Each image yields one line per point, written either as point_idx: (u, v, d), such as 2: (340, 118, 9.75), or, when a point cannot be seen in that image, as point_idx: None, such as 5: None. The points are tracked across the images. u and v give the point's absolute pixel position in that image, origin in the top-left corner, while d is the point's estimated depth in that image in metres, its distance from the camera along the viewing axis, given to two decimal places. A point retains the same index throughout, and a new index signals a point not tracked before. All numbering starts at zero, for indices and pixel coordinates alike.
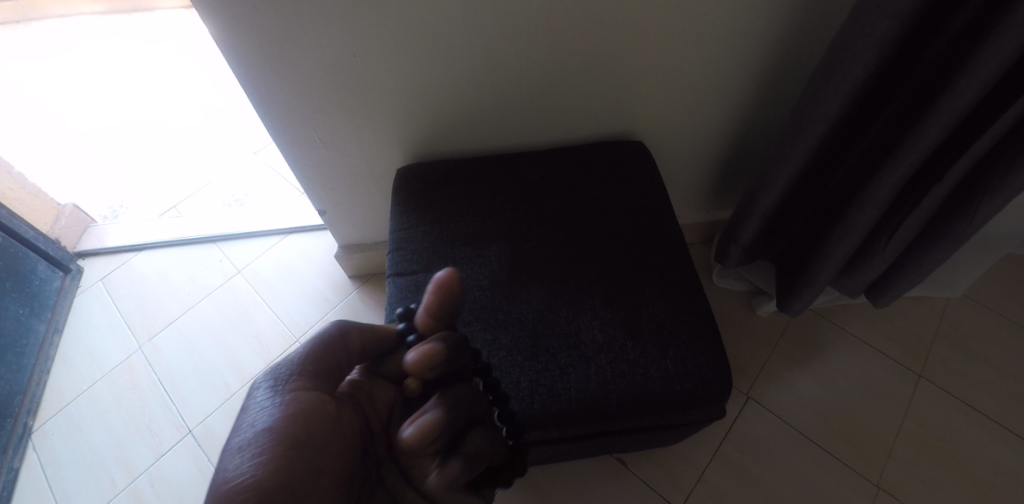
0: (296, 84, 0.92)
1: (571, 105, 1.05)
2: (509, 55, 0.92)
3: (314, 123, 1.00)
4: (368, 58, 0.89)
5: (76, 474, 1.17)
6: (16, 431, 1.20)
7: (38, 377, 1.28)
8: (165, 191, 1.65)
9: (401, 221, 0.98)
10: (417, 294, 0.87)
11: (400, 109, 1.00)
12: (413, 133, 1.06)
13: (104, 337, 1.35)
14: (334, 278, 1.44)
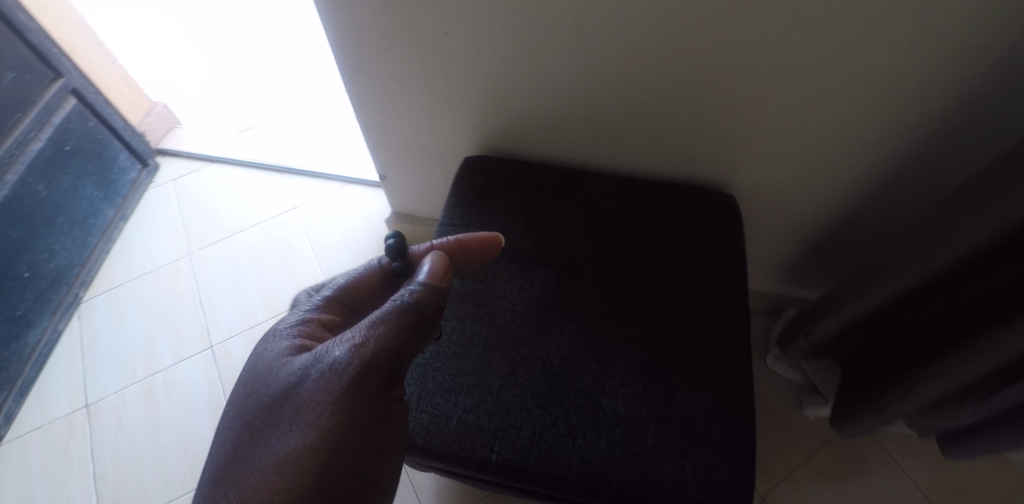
0: (381, 50, 0.88)
1: (661, 140, 0.94)
2: (608, 74, 0.83)
3: (391, 91, 0.97)
4: (459, 40, 0.83)
5: (106, 354, 1.25)
6: (66, 299, 1.29)
7: (98, 255, 1.37)
8: (251, 111, 1.70)
9: (453, 214, 0.93)
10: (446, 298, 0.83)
11: (483, 102, 0.95)
12: (488, 126, 1.00)
13: (162, 234, 1.42)
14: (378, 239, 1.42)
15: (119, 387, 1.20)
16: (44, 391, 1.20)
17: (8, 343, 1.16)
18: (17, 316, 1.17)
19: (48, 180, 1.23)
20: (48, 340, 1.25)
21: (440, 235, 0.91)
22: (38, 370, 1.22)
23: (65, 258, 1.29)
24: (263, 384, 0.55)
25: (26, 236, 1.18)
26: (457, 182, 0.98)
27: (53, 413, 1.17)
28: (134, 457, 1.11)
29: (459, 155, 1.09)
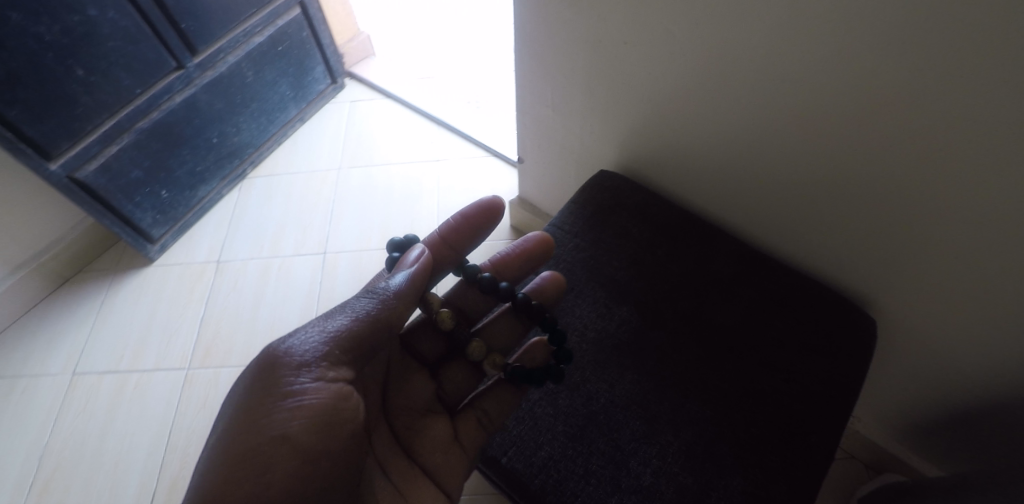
0: (553, 39, 0.91)
1: (816, 226, 0.82)
2: (767, 134, 0.76)
3: (551, 83, 0.99)
4: (626, 49, 0.82)
5: (246, 226, 1.46)
6: (236, 171, 1.53)
7: (271, 143, 1.59)
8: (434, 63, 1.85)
9: (566, 219, 0.93)
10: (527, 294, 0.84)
11: (635, 123, 0.93)
12: (633, 144, 0.97)
13: (324, 144, 1.62)
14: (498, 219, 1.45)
15: (245, 257, 1.41)
16: (194, 236, 1.45)
17: (183, 190, 1.40)
18: (197, 171, 1.41)
19: (257, 70, 1.45)
20: (211, 199, 1.49)
21: (547, 233, 0.92)
22: (196, 219, 1.47)
23: (246, 137, 1.51)
24: (240, 414, 0.54)
25: (226, 110, 1.42)
26: (582, 190, 0.98)
27: (192, 258, 1.40)
28: (234, 319, 1.30)
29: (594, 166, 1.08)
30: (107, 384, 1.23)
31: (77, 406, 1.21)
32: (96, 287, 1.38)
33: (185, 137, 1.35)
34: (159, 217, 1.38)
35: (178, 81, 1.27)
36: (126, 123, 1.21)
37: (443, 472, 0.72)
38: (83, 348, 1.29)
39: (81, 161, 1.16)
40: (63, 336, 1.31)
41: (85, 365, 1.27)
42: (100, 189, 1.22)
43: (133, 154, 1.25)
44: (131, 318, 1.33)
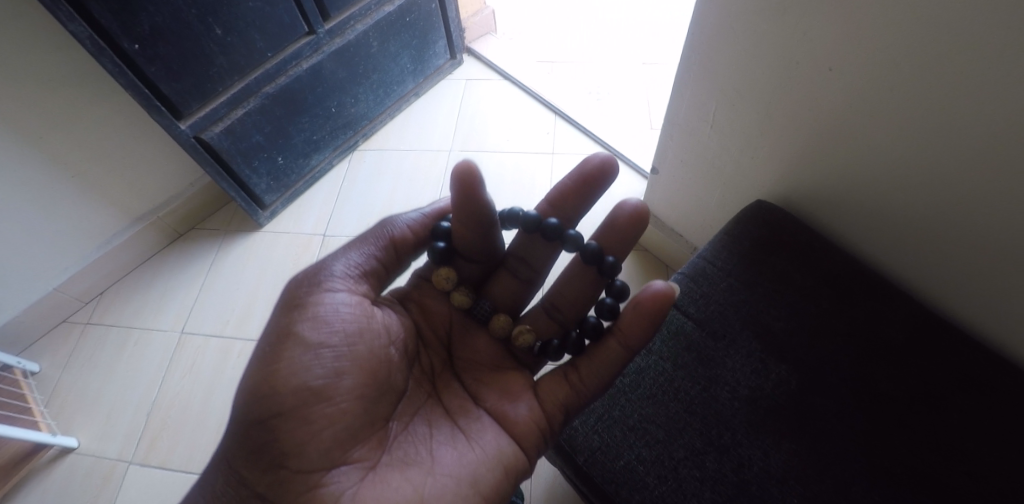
0: (733, 52, 0.81)
1: (1012, 315, 0.69)
2: (984, 198, 0.62)
3: (711, 96, 0.90)
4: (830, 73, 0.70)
5: (354, 200, 1.51)
6: (348, 142, 1.57)
7: (384, 117, 1.63)
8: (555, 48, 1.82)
9: (715, 254, 0.84)
10: (671, 336, 0.76)
11: (800, 158, 0.82)
12: (790, 178, 0.86)
13: (436, 122, 1.65)
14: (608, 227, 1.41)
15: (351, 232, 1.45)
16: (303, 205, 1.51)
17: (298, 159, 1.44)
18: (313, 140, 1.44)
19: (382, 40, 1.43)
20: (322, 170, 1.54)
21: (693, 267, 0.83)
22: (305, 188, 1.52)
23: (363, 108, 1.53)
24: (291, 296, 0.69)
25: (347, 79, 1.42)
26: (733, 223, 0.88)
27: (301, 229, 1.46)
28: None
29: (737, 193, 0.97)
30: (212, 347, 1.31)
31: (183, 366, 1.29)
32: (206, 247, 1.45)
33: (307, 104, 1.36)
34: (273, 185, 1.43)
35: (308, 47, 1.26)
36: (254, 87, 1.20)
37: (515, 421, 0.69)
38: (191, 306, 1.37)
39: (208, 122, 1.17)
40: (174, 294, 1.39)
41: (193, 325, 1.34)
42: (223, 151, 1.24)
43: (256, 120, 1.26)
44: (238, 284, 1.40)
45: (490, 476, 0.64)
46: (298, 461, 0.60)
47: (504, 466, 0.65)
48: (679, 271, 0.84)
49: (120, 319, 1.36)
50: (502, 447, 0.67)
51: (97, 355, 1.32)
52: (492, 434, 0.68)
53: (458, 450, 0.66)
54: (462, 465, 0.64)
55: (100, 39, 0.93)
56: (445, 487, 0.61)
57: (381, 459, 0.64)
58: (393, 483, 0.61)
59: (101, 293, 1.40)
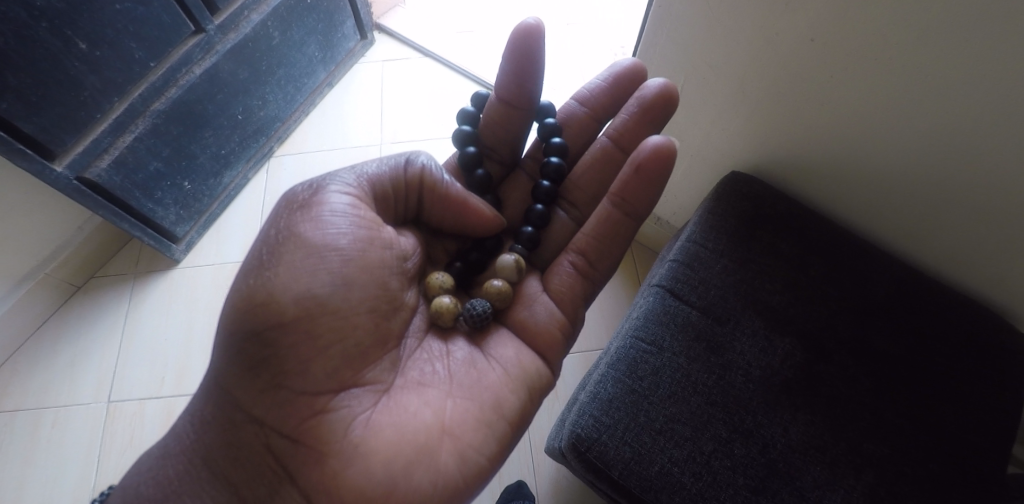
0: (690, 25, 0.80)
1: (971, 248, 0.75)
2: (940, 147, 0.67)
3: (671, 70, 0.89)
4: (791, 45, 0.71)
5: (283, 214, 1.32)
6: (262, 150, 1.38)
7: (298, 115, 1.45)
8: (474, 16, 1.69)
9: (705, 235, 0.82)
10: (680, 327, 0.75)
11: (763, 125, 0.83)
12: (760, 145, 0.87)
13: (359, 113, 1.48)
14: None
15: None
16: (223, 229, 1.32)
17: (209, 178, 1.25)
18: (222, 155, 1.25)
19: (284, 29, 1.24)
20: (237, 185, 1.35)
21: (685, 250, 0.81)
22: (222, 209, 1.33)
23: (273, 110, 1.35)
24: (289, 208, 0.59)
25: (251, 80, 1.23)
26: (714, 199, 0.87)
27: (228, 257, 1.27)
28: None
29: (702, 162, 0.98)
30: (151, 411, 1.10)
31: (120, 440, 1.07)
32: (115, 297, 1.23)
33: (207, 116, 1.16)
34: (184, 213, 1.23)
35: (197, 49, 1.06)
36: (139, 105, 1.01)
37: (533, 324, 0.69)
38: (116, 367, 1.16)
39: (91, 158, 0.97)
40: (88, 357, 1.16)
41: (120, 391, 1.13)
42: (115, 188, 1.03)
43: (150, 144, 1.06)
44: (167, 333, 1.20)
45: (514, 399, 0.61)
46: (305, 383, 0.54)
47: (528, 386, 0.64)
48: (672, 256, 0.82)
49: (25, 401, 1.11)
50: (525, 362, 0.66)
51: (8, 447, 1.07)
52: (514, 350, 0.67)
53: (475, 370, 0.63)
54: (479, 381, 0.62)
55: None
56: (467, 414, 0.58)
57: (396, 379, 0.60)
58: (409, 407, 0.57)
59: None
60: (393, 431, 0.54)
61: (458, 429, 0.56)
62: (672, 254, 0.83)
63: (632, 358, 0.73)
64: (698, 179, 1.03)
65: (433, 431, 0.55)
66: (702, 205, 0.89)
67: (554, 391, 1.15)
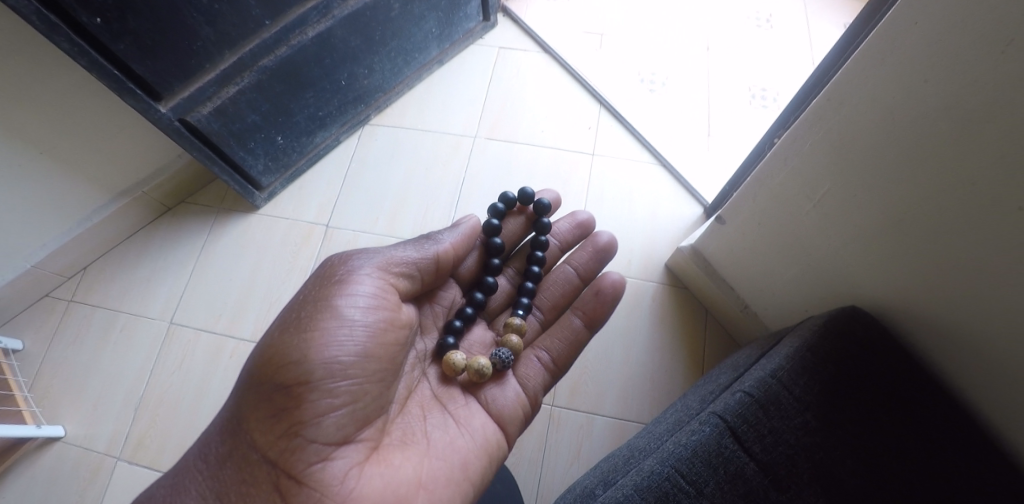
0: (849, 136, 0.66)
1: None
2: None
3: (798, 170, 0.75)
4: (982, 204, 0.55)
5: (365, 186, 1.37)
6: (358, 117, 1.41)
7: (401, 88, 1.45)
8: (608, 17, 1.55)
9: (792, 375, 0.69)
10: (727, 475, 0.64)
11: (894, 273, 0.69)
12: (891, 291, 0.71)
13: (462, 99, 1.46)
14: (653, 249, 1.29)
15: (358, 227, 1.32)
16: (304, 186, 1.37)
17: (302, 137, 1.29)
18: (318, 116, 1.27)
19: (405, 2, 1.21)
20: (327, 146, 1.39)
21: (763, 386, 0.68)
22: (308, 167, 1.38)
23: (376, 80, 1.35)
24: (334, 271, 0.70)
25: (361, 48, 1.22)
26: (818, 332, 0.72)
27: (303, 215, 1.33)
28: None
29: (803, 276, 0.85)
30: (203, 342, 1.17)
31: (172, 361, 1.15)
32: (197, 226, 1.31)
33: (312, 79, 1.18)
34: (272, 165, 1.28)
35: (314, 12, 1.05)
36: (249, 61, 1.02)
37: (503, 404, 0.82)
38: (183, 293, 1.23)
39: (194, 106, 1.00)
40: (162, 277, 1.25)
41: (182, 316, 1.20)
42: (212, 134, 1.07)
43: (252, 99, 1.09)
44: (233, 273, 1.26)
45: (477, 465, 0.73)
46: (314, 433, 0.61)
47: (489, 456, 0.76)
48: (744, 386, 0.70)
49: (107, 300, 1.22)
50: (489, 434, 0.78)
51: (83, 337, 1.18)
52: (482, 421, 0.79)
53: (449, 434, 0.74)
54: (453, 447, 0.73)
55: (52, 15, 0.76)
56: (438, 473, 0.68)
57: (381, 440, 0.68)
58: (394, 461, 0.66)
59: (84, 268, 1.25)
60: (381, 483, 0.63)
61: (432, 484, 0.66)
62: (744, 382, 0.71)
63: (662, 492, 0.64)
64: (797, 290, 0.88)
65: (412, 484, 0.65)
66: (800, 332, 0.75)
67: (578, 449, 1.08)
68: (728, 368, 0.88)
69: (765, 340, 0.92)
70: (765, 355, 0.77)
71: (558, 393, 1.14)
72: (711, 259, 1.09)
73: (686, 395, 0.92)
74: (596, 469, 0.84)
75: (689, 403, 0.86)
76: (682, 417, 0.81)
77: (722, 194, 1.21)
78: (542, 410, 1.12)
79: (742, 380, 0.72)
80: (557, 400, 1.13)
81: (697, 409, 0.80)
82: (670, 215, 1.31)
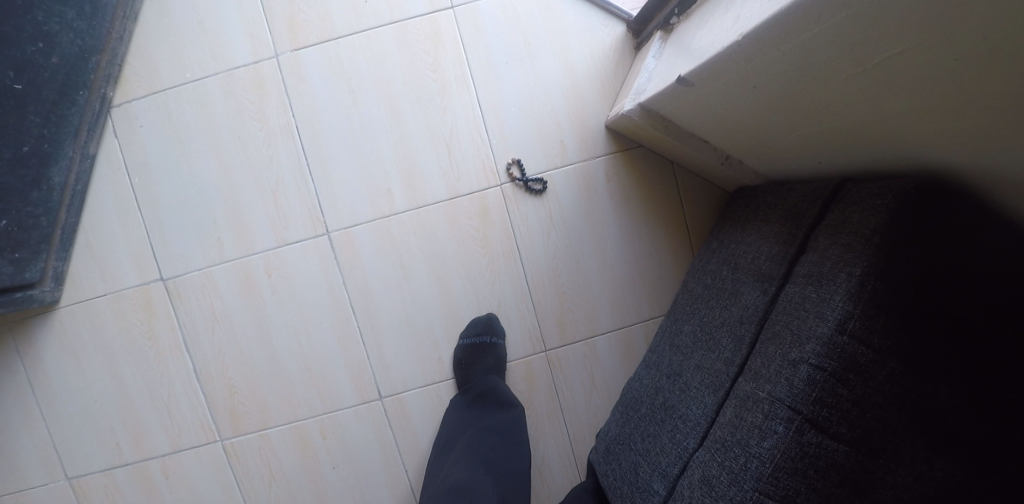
0: (1022, 10, 0.33)
1: None
2: None
3: (855, 38, 0.43)
4: None
5: (174, 203, 0.94)
6: (92, 105, 0.87)
7: (122, 25, 0.87)
8: None
9: (862, 318, 0.55)
10: (819, 471, 0.55)
11: (978, 132, 0.46)
12: (964, 145, 0.49)
13: (226, 2, 0.90)
14: (584, 110, 0.94)
15: (203, 263, 0.95)
16: (93, 240, 0.95)
17: (30, 194, 0.80)
18: (28, 155, 0.77)
19: None
20: (80, 173, 0.90)
21: (833, 352, 0.56)
22: (78, 215, 0.93)
23: (72, 44, 0.79)
24: None
25: None
26: (881, 246, 0.55)
27: (123, 281, 0.96)
28: (245, 369, 0.97)
29: (831, 143, 0.61)
30: (124, 479, 0.98)
31: None
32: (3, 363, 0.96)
33: None
34: (22, 254, 0.83)
35: None
36: None
37: None
38: (55, 442, 0.97)
39: None
40: (14, 438, 0.97)
41: (77, 466, 0.97)
42: None
43: None
44: (95, 390, 0.98)
45: None
46: None
47: None
48: (807, 355, 0.57)
49: None
50: None
51: None
52: None
53: None
54: None
55: None
56: None
57: None
58: None
59: None
60: None
61: None
62: (800, 346, 0.58)
63: None
64: (807, 146, 0.65)
65: None
66: (854, 241, 0.58)
67: (590, 379, 0.97)
68: (748, 275, 0.73)
69: (777, 217, 0.73)
70: (809, 278, 0.62)
71: (545, 333, 0.97)
72: (672, 117, 0.78)
73: (708, 314, 0.78)
74: (648, 452, 0.74)
75: (720, 337, 0.73)
76: (724, 367, 0.70)
77: (652, 4, 0.83)
78: (537, 360, 0.97)
79: (797, 335, 0.60)
80: (546, 342, 0.97)
81: (739, 356, 0.68)
82: (586, 52, 0.93)
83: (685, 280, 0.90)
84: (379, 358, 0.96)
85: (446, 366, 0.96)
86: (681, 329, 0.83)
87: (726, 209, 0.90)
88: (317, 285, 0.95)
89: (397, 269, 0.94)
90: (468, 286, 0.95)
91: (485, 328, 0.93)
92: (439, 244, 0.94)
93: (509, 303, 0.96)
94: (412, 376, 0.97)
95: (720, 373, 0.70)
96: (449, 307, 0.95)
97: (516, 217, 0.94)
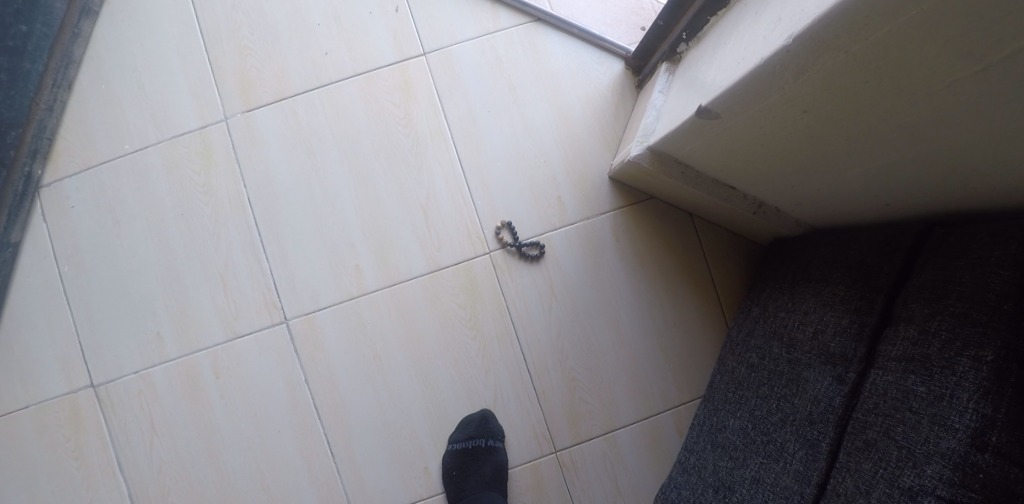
0: None
1: None
2: None
3: (972, 35, 0.28)
4: None
5: (108, 293, 0.80)
6: (13, 185, 0.76)
7: (51, 95, 0.78)
8: None
9: (1010, 428, 0.38)
10: None
11: None
12: None
13: (171, 65, 0.81)
14: (581, 159, 0.81)
15: (140, 365, 0.80)
16: (14, 341, 0.80)
17: None
18: None
19: None
20: None
21: (971, 480, 0.38)
22: None
23: None
24: None
25: None
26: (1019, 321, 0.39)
27: (48, 388, 0.80)
28: (189, 491, 0.79)
29: (913, 177, 0.46)
30: None
31: None
32: None
33: None
34: None
35: None
36: None
37: None
38: None
39: None
40: None
41: None
42: None
43: None
44: None
45: None
46: None
47: None
48: (931, 483, 0.39)
49: None
50: None
51: None
52: None
53: None
54: None
55: None
56: None
57: None
58: None
59: None
60: None
61: None
62: (917, 469, 0.41)
63: None
64: (873, 183, 0.50)
65: None
66: (972, 312, 0.41)
67: (613, 484, 0.77)
68: (811, 354, 0.56)
69: (838, 275, 0.57)
70: (908, 363, 0.45)
71: (553, 429, 0.78)
72: (688, 159, 0.64)
73: (761, 406, 0.60)
74: None
75: (784, 440, 0.55)
76: (797, 485, 0.52)
77: (652, 37, 0.72)
78: (546, 463, 0.78)
79: (908, 451, 0.42)
80: (555, 440, 0.78)
81: (818, 471, 0.50)
82: (578, 94, 0.81)
83: (723, 355, 0.72)
84: (351, 470, 0.78)
85: (433, 478, 0.77)
86: (726, 424, 0.64)
87: (765, 265, 0.74)
88: (274, 382, 0.78)
89: (369, 359, 0.78)
90: (457, 373, 0.78)
91: (479, 429, 0.76)
92: (419, 325, 0.78)
93: (506, 393, 0.78)
94: (393, 491, 0.77)
95: (794, 494, 0.51)
96: (434, 402, 0.78)
97: (510, 288, 0.79)
